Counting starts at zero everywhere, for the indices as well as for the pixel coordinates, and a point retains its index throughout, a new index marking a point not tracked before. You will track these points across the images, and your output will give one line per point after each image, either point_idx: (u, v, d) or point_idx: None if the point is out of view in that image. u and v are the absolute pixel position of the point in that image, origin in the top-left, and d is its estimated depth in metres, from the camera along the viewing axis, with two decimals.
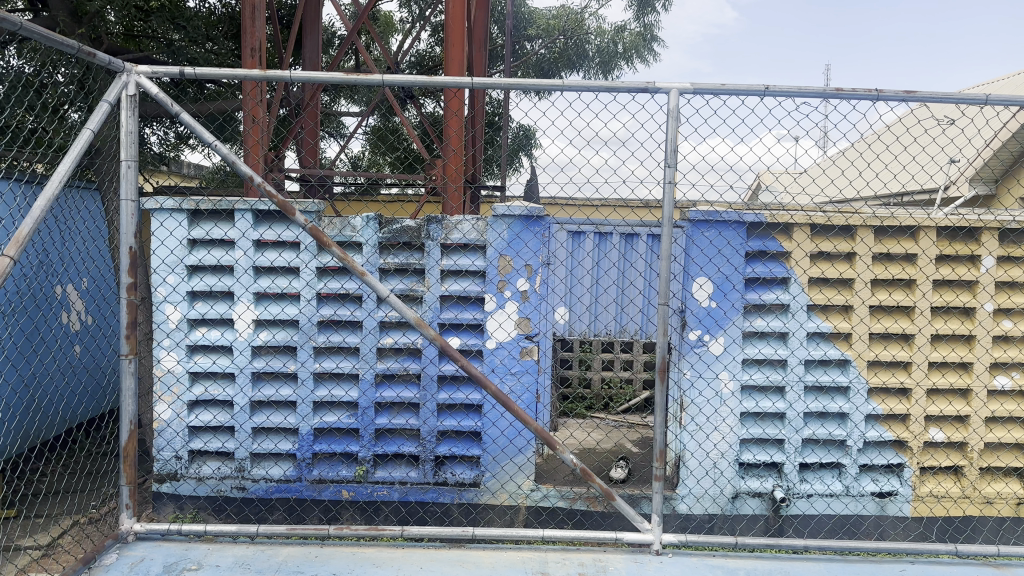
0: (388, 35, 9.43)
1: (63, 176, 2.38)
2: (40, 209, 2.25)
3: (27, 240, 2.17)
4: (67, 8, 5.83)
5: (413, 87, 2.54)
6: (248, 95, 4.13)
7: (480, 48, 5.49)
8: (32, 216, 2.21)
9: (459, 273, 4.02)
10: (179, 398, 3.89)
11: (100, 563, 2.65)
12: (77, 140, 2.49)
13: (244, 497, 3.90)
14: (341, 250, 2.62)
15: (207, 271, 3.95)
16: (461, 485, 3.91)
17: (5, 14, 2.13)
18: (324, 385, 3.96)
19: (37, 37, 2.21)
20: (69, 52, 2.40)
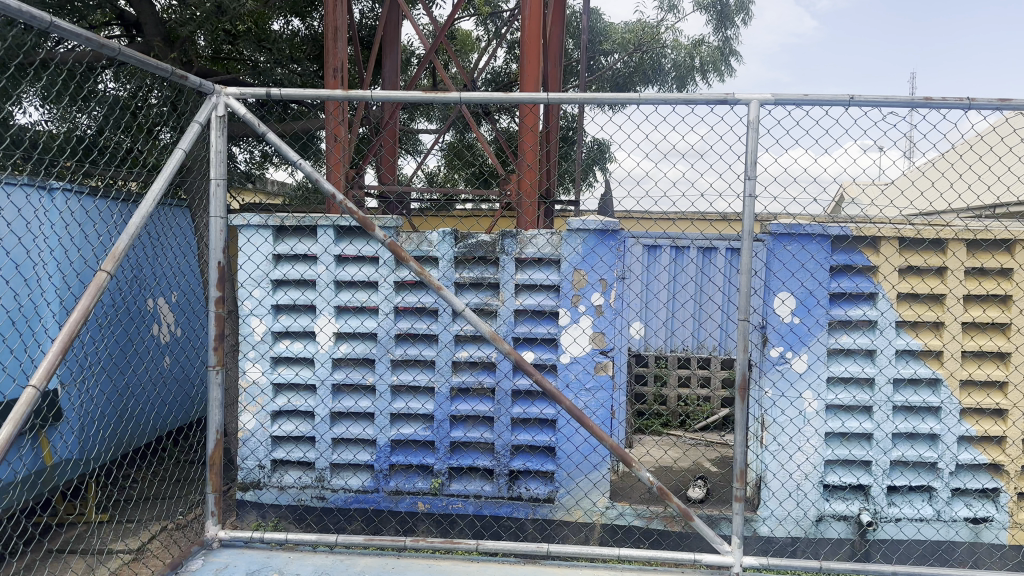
0: (464, 53, 9.59)
1: (158, 194, 2.50)
2: (135, 226, 2.37)
3: (124, 255, 2.28)
4: (161, 34, 6.13)
5: (491, 103, 2.55)
6: (331, 115, 4.32)
7: (555, 64, 5.49)
8: (128, 232, 2.33)
9: (534, 287, 4.02)
10: (263, 408, 4.00)
11: (186, 569, 2.73)
12: (170, 159, 2.62)
13: (324, 506, 3.96)
14: (417, 263, 2.61)
15: (291, 285, 4.06)
16: (535, 500, 3.88)
17: (109, 42, 2.26)
18: (400, 397, 4.02)
19: (134, 62, 2.33)
20: (164, 76, 2.52)
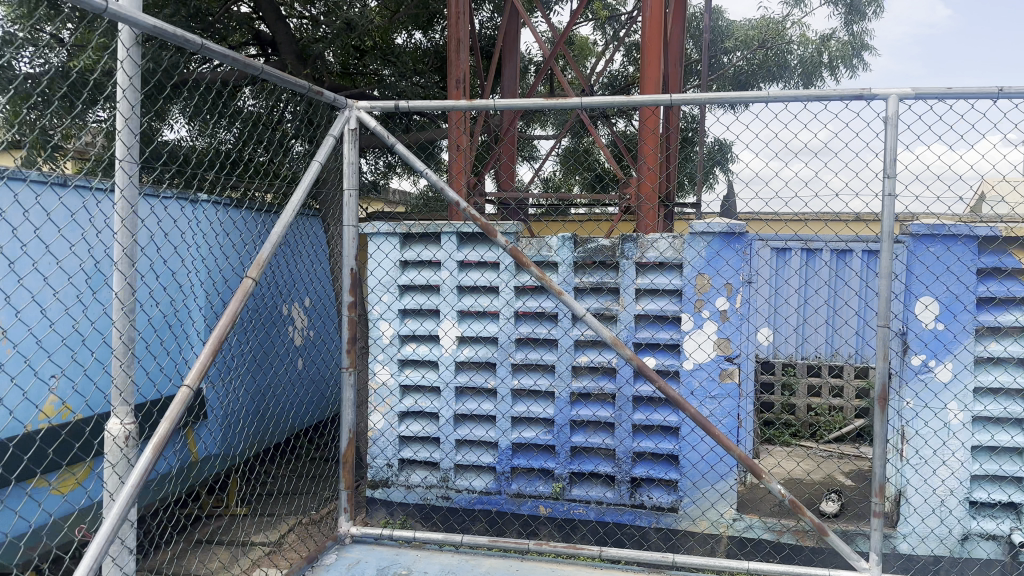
0: (582, 58, 9.59)
1: (297, 204, 2.63)
2: (276, 235, 2.51)
3: (266, 263, 2.41)
4: (294, 53, 6.50)
5: (612, 107, 2.54)
6: (454, 123, 4.39)
7: (675, 64, 5.39)
8: (270, 241, 2.47)
9: (656, 292, 3.96)
10: (392, 409, 4.13)
11: (321, 563, 2.86)
12: (307, 172, 2.76)
13: (449, 506, 4.04)
14: (539, 270, 2.66)
15: (417, 290, 4.18)
16: (659, 509, 3.81)
17: (254, 61, 2.43)
18: (521, 401, 4.05)
19: (274, 80, 2.48)
20: (300, 92, 2.68)
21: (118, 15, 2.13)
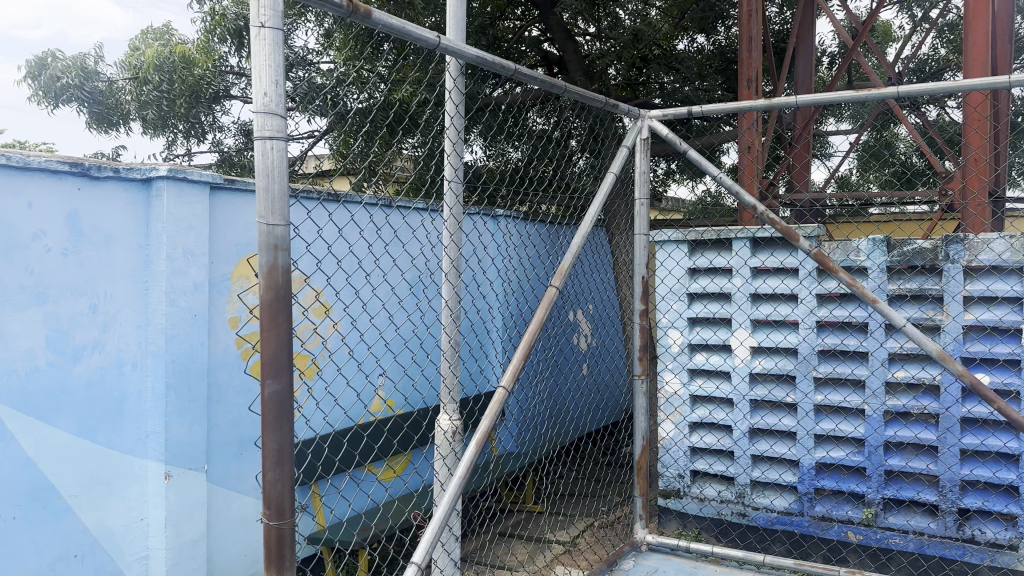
0: (884, 45, 8.88)
1: (592, 215, 2.73)
2: (577, 244, 2.68)
3: (569, 270, 2.58)
4: (582, 68, 7.08)
5: (932, 93, 2.33)
6: (744, 124, 4.28)
7: (1006, 42, 4.74)
8: (572, 251, 2.65)
9: (993, 300, 3.48)
10: (684, 418, 4.10)
11: (621, 567, 2.91)
12: (602, 184, 2.86)
13: (747, 523, 3.90)
14: (848, 275, 2.67)
15: (708, 298, 4.09)
16: (997, 547, 3.35)
17: (557, 78, 2.70)
18: (825, 418, 3.78)
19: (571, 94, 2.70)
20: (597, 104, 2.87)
21: (450, 49, 2.54)
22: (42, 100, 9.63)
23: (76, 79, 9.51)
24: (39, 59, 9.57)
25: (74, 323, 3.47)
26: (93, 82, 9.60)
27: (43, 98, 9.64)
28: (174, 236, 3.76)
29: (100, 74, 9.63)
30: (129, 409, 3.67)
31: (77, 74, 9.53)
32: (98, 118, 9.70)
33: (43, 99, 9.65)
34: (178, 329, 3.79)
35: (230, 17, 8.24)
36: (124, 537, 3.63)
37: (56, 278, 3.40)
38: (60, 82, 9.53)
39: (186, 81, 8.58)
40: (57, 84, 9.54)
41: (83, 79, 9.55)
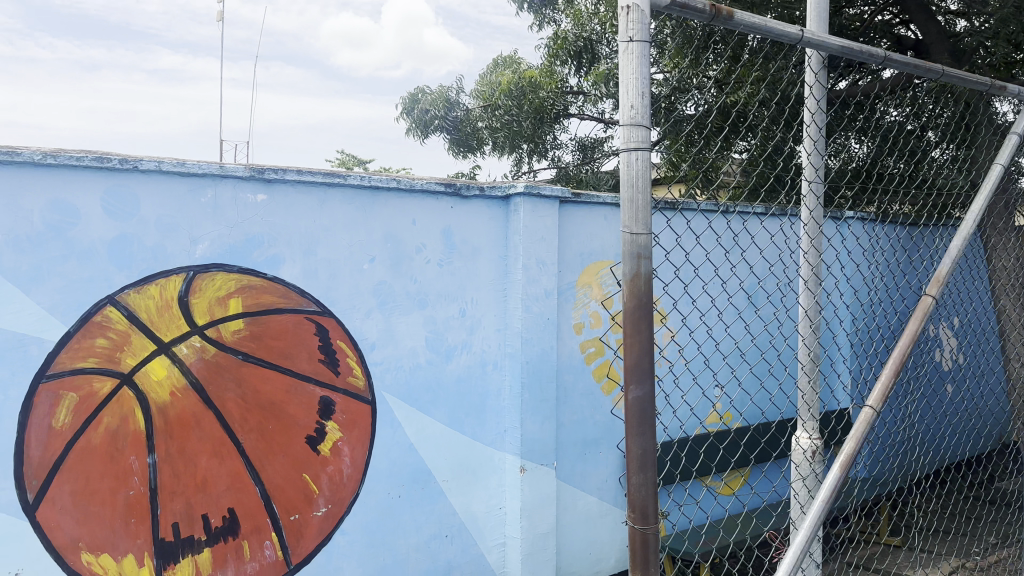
0: None
1: (976, 211, 2.60)
2: (957, 246, 2.50)
3: (946, 278, 2.43)
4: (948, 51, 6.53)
5: None
6: None
7: None
8: (951, 254, 2.47)
9: None
10: None
11: None
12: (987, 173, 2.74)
13: None
14: None
15: None
16: None
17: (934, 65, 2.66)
18: None
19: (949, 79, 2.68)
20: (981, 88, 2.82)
21: (813, 42, 2.47)
22: (417, 133, 11.06)
23: (443, 112, 10.67)
24: (412, 97, 10.92)
25: (448, 325, 4.21)
26: (456, 111, 10.71)
27: (417, 130, 11.04)
28: (528, 247, 4.33)
29: (460, 103, 10.70)
30: (490, 405, 4.36)
31: (443, 106, 10.66)
32: (460, 144, 10.90)
33: (417, 131, 11.06)
34: (531, 333, 4.36)
35: (569, 40, 9.16)
36: (486, 522, 4.33)
37: (434, 286, 4.17)
38: (428, 114, 10.79)
39: (532, 102, 9.54)
40: (426, 117, 10.83)
41: (448, 110, 10.68)
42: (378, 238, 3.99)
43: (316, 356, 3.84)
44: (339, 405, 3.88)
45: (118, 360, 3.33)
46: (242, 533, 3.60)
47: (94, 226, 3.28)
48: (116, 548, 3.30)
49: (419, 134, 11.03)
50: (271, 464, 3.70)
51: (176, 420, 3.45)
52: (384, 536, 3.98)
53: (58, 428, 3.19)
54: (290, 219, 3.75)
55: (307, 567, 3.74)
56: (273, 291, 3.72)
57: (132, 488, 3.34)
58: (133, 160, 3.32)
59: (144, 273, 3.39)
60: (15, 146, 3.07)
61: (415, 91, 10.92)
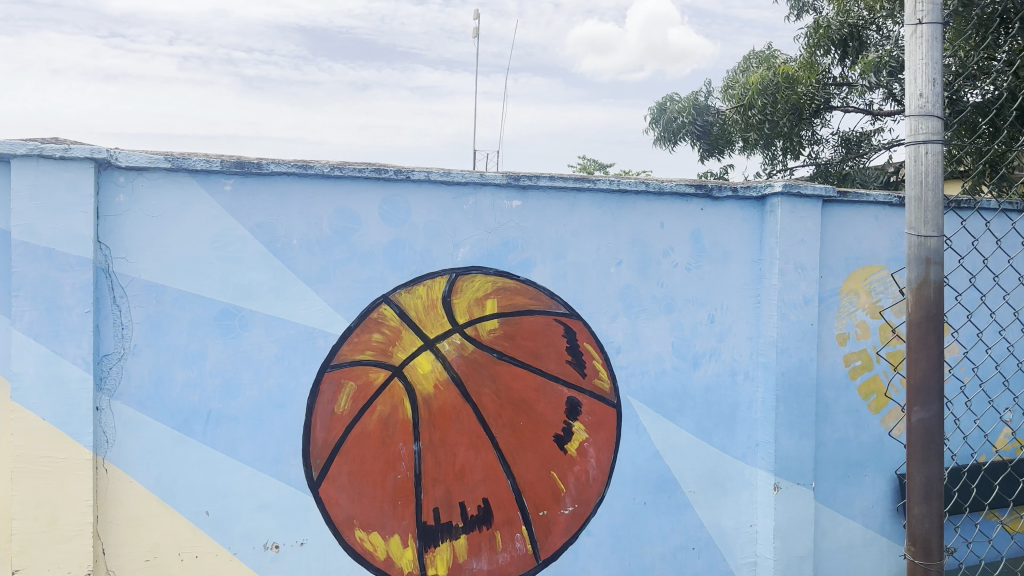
0: None
1: None
2: None
3: None
4: None
5: None
6: None
7: None
8: None
9: None
10: None
11: None
12: None
13: None
14: None
15: None
16: None
17: None
18: None
19: None
20: None
21: None
22: (665, 140, 11.03)
23: (690, 117, 10.63)
24: (660, 106, 11.00)
25: (696, 332, 4.14)
26: (706, 116, 10.60)
27: (664, 139, 11.04)
28: (787, 250, 4.11)
29: (708, 107, 10.48)
30: (740, 416, 4.22)
31: (691, 113, 10.59)
32: (709, 148, 10.71)
33: (663, 140, 11.04)
34: (788, 342, 4.13)
35: (832, 27, 8.51)
36: (734, 538, 4.20)
37: (683, 290, 4.12)
38: (676, 123, 10.75)
39: (788, 98, 8.90)
40: (674, 124, 10.81)
41: (696, 115, 10.59)
42: (627, 242, 4.01)
43: (565, 357, 3.93)
44: (587, 407, 3.95)
45: (390, 354, 3.65)
46: (495, 524, 3.77)
47: (372, 232, 3.61)
48: (385, 527, 3.62)
49: (665, 142, 10.98)
50: (522, 460, 3.84)
51: (438, 411, 3.70)
52: (628, 542, 4.01)
53: (339, 413, 3.57)
54: (542, 223, 3.88)
55: (554, 564, 3.86)
56: (526, 293, 3.87)
57: (400, 473, 3.64)
58: (405, 171, 3.62)
59: (414, 274, 3.68)
60: (308, 160, 3.47)
61: (664, 101, 10.98)
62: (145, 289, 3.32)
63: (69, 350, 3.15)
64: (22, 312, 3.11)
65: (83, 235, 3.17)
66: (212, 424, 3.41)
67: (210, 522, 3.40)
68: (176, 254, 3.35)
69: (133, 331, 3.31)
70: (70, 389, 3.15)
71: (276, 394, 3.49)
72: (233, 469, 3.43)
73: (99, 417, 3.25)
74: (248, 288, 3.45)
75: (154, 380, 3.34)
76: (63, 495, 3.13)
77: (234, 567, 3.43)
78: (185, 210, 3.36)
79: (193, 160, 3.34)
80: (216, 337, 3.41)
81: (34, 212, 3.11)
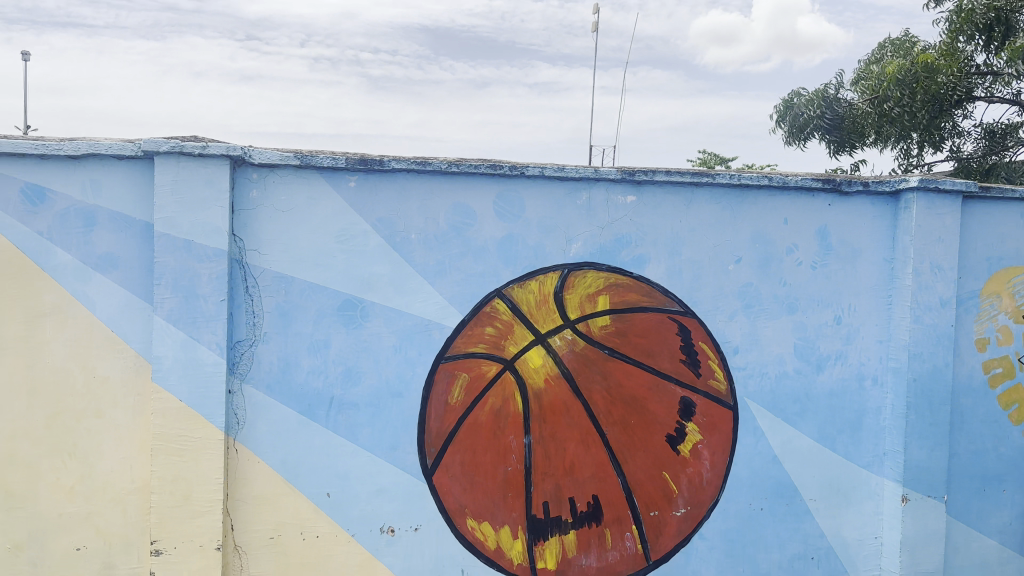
0: None
1: None
2: None
3: None
4: None
5: None
6: None
7: None
8: None
9: None
10: None
11: None
12: None
13: None
14: None
15: None
16: None
17: None
18: None
19: None
20: None
21: None
22: (795, 141, 9.35)
23: (818, 111, 8.94)
24: (785, 101, 9.33)
25: (820, 333, 3.98)
26: (834, 109, 8.86)
27: (794, 137, 9.36)
28: (922, 248, 3.91)
29: (841, 99, 8.85)
30: (867, 424, 4.02)
31: (820, 105, 8.91)
32: (840, 144, 8.95)
33: (794, 139, 9.37)
34: (921, 347, 3.93)
35: (977, 10, 7.08)
36: (858, 550, 4.02)
37: (807, 290, 3.97)
38: (803, 117, 9.12)
39: (927, 89, 7.28)
40: (803, 119, 9.14)
41: (826, 109, 8.88)
42: (746, 240, 3.90)
43: (679, 356, 3.86)
44: (701, 408, 3.87)
45: (502, 348, 3.69)
46: (605, 522, 3.75)
47: (487, 227, 3.67)
48: (495, 517, 3.67)
49: (797, 142, 9.31)
50: (632, 458, 3.80)
51: (548, 405, 3.71)
52: (743, 548, 3.91)
53: (452, 404, 3.64)
54: (658, 219, 3.82)
55: (665, 564, 3.82)
56: (640, 290, 3.83)
57: (511, 465, 3.68)
58: (520, 167, 3.64)
59: (527, 269, 3.71)
60: (427, 157, 3.55)
61: (789, 95, 9.31)
62: (275, 280, 3.49)
63: (205, 336, 3.36)
64: (163, 300, 3.33)
65: (219, 228, 3.37)
66: (334, 410, 3.56)
67: (330, 503, 3.55)
68: (303, 247, 3.51)
69: (263, 319, 3.49)
70: (206, 372, 3.36)
71: (394, 383, 3.61)
72: (353, 454, 3.57)
73: (231, 399, 3.45)
74: (369, 280, 3.57)
75: (281, 366, 3.51)
76: (198, 472, 3.35)
77: (353, 548, 3.57)
78: (312, 205, 3.52)
79: (321, 157, 3.47)
80: (339, 327, 3.56)
81: (175, 206, 3.33)
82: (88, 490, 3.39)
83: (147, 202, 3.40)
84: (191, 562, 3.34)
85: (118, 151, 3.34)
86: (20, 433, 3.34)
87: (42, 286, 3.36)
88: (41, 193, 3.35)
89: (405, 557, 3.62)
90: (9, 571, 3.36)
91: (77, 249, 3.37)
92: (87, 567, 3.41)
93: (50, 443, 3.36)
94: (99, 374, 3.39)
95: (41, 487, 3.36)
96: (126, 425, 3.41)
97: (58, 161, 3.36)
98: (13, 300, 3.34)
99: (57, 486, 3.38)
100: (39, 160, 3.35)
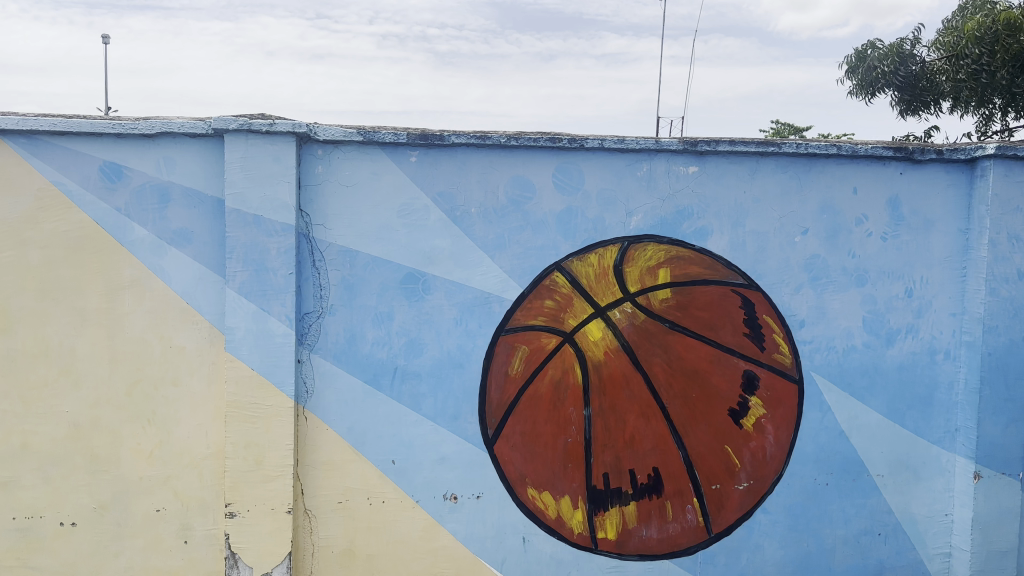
0: None
1: None
2: None
3: None
4: None
5: None
6: None
7: None
8: None
9: None
10: None
11: None
12: None
13: None
14: None
15: None
16: None
17: None
18: None
19: None
20: None
21: None
22: (863, 94, 8.98)
23: (892, 66, 8.57)
24: (859, 53, 8.98)
25: (891, 306, 3.88)
26: (909, 64, 8.48)
27: (861, 91, 9.02)
28: (999, 218, 3.78)
29: (916, 55, 8.46)
30: (939, 399, 3.91)
31: (895, 60, 8.54)
32: (913, 103, 8.61)
33: (861, 92, 9.02)
34: (997, 320, 3.81)
35: None
36: (927, 527, 3.94)
37: (877, 262, 3.87)
38: (876, 72, 8.76)
39: (1008, 48, 6.91)
40: (875, 74, 8.79)
41: (900, 64, 8.52)
42: (813, 210, 3.81)
43: (742, 330, 3.81)
44: (765, 382, 3.82)
45: (562, 321, 3.71)
46: (665, 494, 3.76)
47: (546, 199, 3.67)
48: (555, 487, 3.71)
49: (864, 95, 8.98)
50: (694, 432, 3.78)
51: (608, 378, 3.72)
52: (807, 523, 3.86)
53: (513, 375, 3.68)
54: (720, 191, 3.77)
55: (728, 538, 3.82)
56: (701, 263, 3.79)
57: (571, 436, 3.71)
58: (579, 139, 3.62)
59: (587, 241, 3.71)
60: (487, 131, 3.57)
61: (864, 45, 8.93)
62: (340, 254, 3.57)
63: (275, 308, 3.47)
64: (235, 274, 3.45)
65: (286, 204, 3.46)
66: (398, 380, 3.64)
67: (395, 470, 3.64)
68: (366, 220, 3.58)
69: (330, 292, 3.58)
70: (276, 342, 3.47)
71: (455, 354, 3.67)
72: (417, 423, 3.65)
73: (301, 368, 3.57)
74: (431, 253, 3.63)
75: (347, 337, 3.60)
76: (269, 438, 3.48)
77: (417, 514, 3.67)
78: (375, 179, 3.58)
79: (382, 133, 3.53)
80: (402, 300, 3.63)
81: (244, 181, 3.43)
82: (166, 454, 3.56)
83: (219, 177, 3.51)
84: (264, 525, 3.48)
85: (190, 130, 3.44)
86: (102, 399, 3.52)
87: (121, 260, 3.51)
88: (118, 171, 3.49)
89: (468, 524, 3.70)
90: (95, 529, 3.56)
91: (153, 224, 3.51)
92: (167, 528, 3.58)
93: (131, 410, 3.53)
94: (175, 345, 3.53)
95: (123, 452, 3.54)
96: (201, 393, 3.55)
97: (134, 140, 3.49)
98: (94, 273, 3.49)
99: (138, 451, 3.55)
100: (115, 139, 3.49)
